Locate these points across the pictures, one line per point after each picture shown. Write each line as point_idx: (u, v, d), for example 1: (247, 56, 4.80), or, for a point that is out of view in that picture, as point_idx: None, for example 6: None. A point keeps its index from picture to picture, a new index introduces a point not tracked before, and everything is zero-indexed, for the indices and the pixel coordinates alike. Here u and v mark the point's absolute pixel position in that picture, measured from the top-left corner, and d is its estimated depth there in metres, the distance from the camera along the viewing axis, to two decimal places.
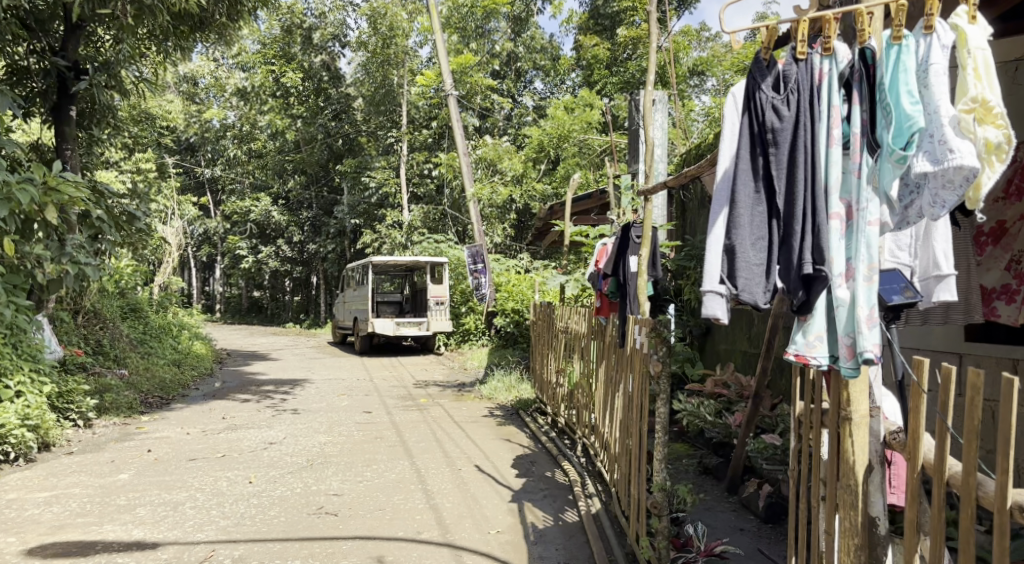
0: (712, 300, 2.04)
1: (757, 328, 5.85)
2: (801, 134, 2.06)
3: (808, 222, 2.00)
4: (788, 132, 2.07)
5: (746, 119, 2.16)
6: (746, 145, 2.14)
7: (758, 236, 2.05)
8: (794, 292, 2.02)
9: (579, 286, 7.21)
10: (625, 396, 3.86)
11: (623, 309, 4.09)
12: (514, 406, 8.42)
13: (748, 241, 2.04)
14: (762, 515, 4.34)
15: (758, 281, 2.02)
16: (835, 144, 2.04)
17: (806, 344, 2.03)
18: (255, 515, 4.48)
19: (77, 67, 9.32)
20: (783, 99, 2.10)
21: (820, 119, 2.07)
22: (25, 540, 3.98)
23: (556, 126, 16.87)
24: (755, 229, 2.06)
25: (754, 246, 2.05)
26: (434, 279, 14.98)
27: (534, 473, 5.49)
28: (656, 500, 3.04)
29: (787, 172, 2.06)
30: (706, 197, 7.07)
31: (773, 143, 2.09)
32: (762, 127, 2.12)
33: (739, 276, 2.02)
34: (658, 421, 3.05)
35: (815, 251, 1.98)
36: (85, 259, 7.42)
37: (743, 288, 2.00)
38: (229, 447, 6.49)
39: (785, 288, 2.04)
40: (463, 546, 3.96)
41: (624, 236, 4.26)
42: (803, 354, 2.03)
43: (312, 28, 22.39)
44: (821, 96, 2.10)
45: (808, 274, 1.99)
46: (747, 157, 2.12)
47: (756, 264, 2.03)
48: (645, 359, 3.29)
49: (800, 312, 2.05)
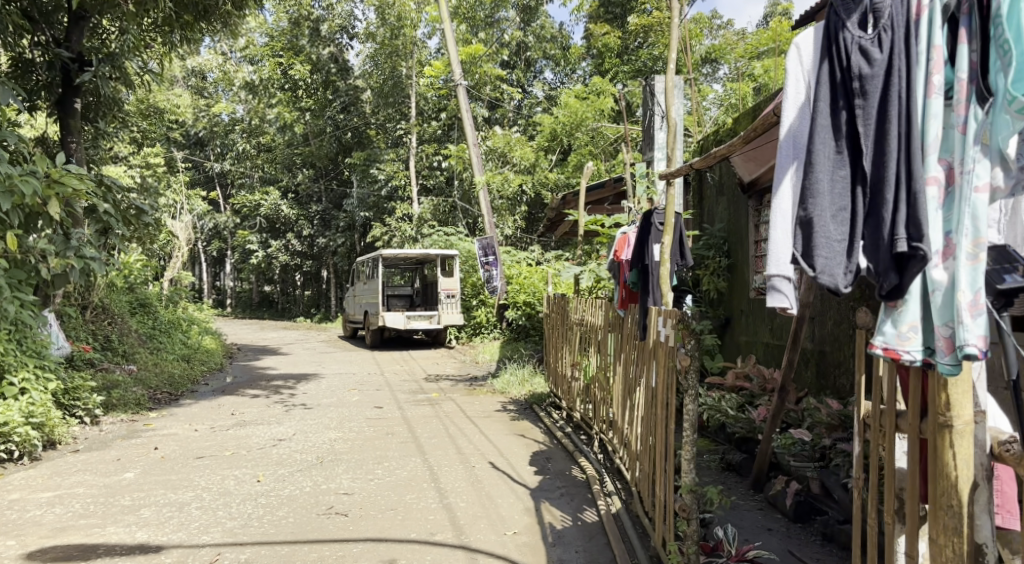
0: (780, 285, 1.99)
1: (780, 319, 5.61)
2: (894, 80, 1.83)
3: (900, 187, 1.78)
4: (879, 80, 1.85)
5: (826, 66, 1.96)
6: (828, 96, 1.94)
7: (840, 206, 1.87)
8: (885, 275, 1.79)
9: (594, 277, 7.00)
10: (648, 391, 3.65)
11: (645, 299, 3.87)
12: (527, 399, 8.25)
13: (828, 213, 1.86)
14: (790, 514, 4.05)
15: (838, 260, 1.85)
16: (935, 93, 1.81)
17: (898, 336, 1.81)
18: (263, 516, 4.33)
19: (81, 58, 9.18)
20: (874, 39, 1.87)
21: (918, 64, 1.83)
22: (25, 543, 3.85)
23: (569, 114, 16.53)
24: (836, 198, 1.87)
25: (834, 219, 1.86)
26: (444, 272, 14.83)
27: (551, 470, 5.30)
28: (684, 503, 2.83)
29: (876, 128, 1.84)
30: (724, 184, 6.85)
31: (859, 95, 1.87)
32: (847, 76, 1.90)
33: (816, 255, 1.86)
34: (686, 418, 2.84)
35: (909, 224, 1.76)
36: (92, 254, 7.21)
37: (819, 269, 1.85)
38: (237, 444, 6.36)
39: (872, 269, 1.83)
40: (479, 548, 3.79)
41: (646, 223, 4.03)
42: (894, 348, 1.81)
43: (320, 20, 22.04)
44: (922, 32, 1.85)
45: (902, 253, 1.75)
46: (828, 112, 1.93)
47: (836, 240, 1.85)
48: (670, 351, 3.09)
49: (889, 297, 1.83)
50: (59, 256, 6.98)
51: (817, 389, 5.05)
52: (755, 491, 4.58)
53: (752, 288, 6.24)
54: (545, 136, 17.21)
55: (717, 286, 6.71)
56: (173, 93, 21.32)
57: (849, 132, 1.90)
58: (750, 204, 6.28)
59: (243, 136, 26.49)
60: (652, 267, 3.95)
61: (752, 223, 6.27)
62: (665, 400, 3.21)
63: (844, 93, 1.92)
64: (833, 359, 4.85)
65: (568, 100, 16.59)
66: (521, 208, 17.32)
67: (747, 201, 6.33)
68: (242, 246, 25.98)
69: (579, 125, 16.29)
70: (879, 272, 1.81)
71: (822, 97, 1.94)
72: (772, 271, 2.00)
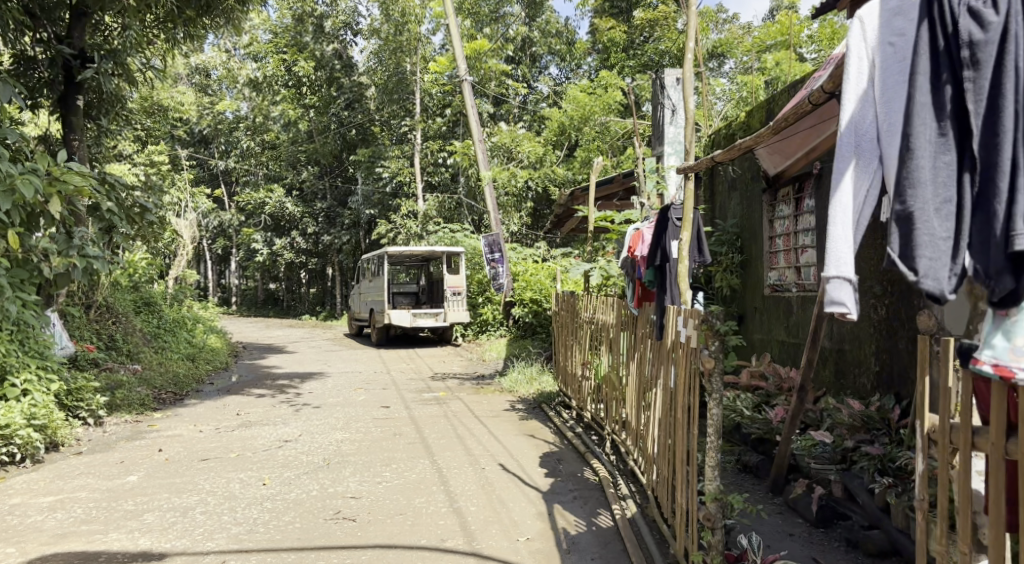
0: (837, 287, 1.83)
1: (796, 316, 5.47)
2: (1013, 47, 1.58)
3: (1018, 175, 1.56)
4: (995, 47, 1.61)
5: (925, 30, 1.72)
6: (929, 67, 1.71)
7: (943, 197, 1.65)
8: (999, 279, 1.56)
9: (604, 274, 6.86)
10: (665, 394, 3.52)
11: (663, 295, 3.74)
12: (536, 398, 8.12)
13: (930, 206, 1.64)
14: (812, 519, 3.90)
15: (943, 262, 1.63)
16: None
17: (1013, 350, 1.57)
18: (269, 521, 4.22)
19: (84, 55, 9.06)
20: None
21: None
22: (25, 551, 3.75)
23: (577, 108, 16.29)
24: (940, 188, 1.65)
25: (938, 213, 1.64)
26: (450, 270, 14.72)
27: (563, 473, 5.18)
28: (709, 512, 2.72)
29: (989, 104, 1.61)
30: (736, 179, 6.70)
31: (971, 65, 1.63)
32: (957, 44, 1.67)
33: (919, 255, 1.63)
34: (710, 423, 2.72)
35: None
36: (95, 253, 7.03)
37: (921, 273, 1.62)
38: (243, 445, 6.27)
39: (982, 273, 1.61)
40: (491, 556, 3.66)
41: (662, 219, 3.89)
42: (1007, 364, 1.57)
43: (323, 16, 22.13)
44: None
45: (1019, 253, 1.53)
46: (931, 86, 1.70)
47: (941, 237, 1.63)
48: (692, 353, 2.95)
49: (1002, 306, 1.59)
50: (61, 255, 6.89)
51: (836, 388, 4.91)
52: (774, 495, 4.43)
53: (766, 284, 6.11)
54: (553, 130, 17.06)
55: (730, 282, 6.56)
56: (177, 90, 21.26)
57: (954, 111, 1.67)
58: (765, 198, 6.13)
59: (248, 134, 26.44)
60: (669, 264, 3.80)
61: (766, 217, 6.13)
62: (686, 403, 3.08)
63: (949, 63, 1.69)
64: (853, 358, 4.71)
65: (575, 95, 16.40)
66: (527, 204, 17.29)
67: (761, 195, 6.18)
68: (247, 244, 25.90)
69: (585, 119, 16.10)
70: (990, 274, 1.59)
71: (921, 69, 1.71)
72: (830, 273, 1.85)
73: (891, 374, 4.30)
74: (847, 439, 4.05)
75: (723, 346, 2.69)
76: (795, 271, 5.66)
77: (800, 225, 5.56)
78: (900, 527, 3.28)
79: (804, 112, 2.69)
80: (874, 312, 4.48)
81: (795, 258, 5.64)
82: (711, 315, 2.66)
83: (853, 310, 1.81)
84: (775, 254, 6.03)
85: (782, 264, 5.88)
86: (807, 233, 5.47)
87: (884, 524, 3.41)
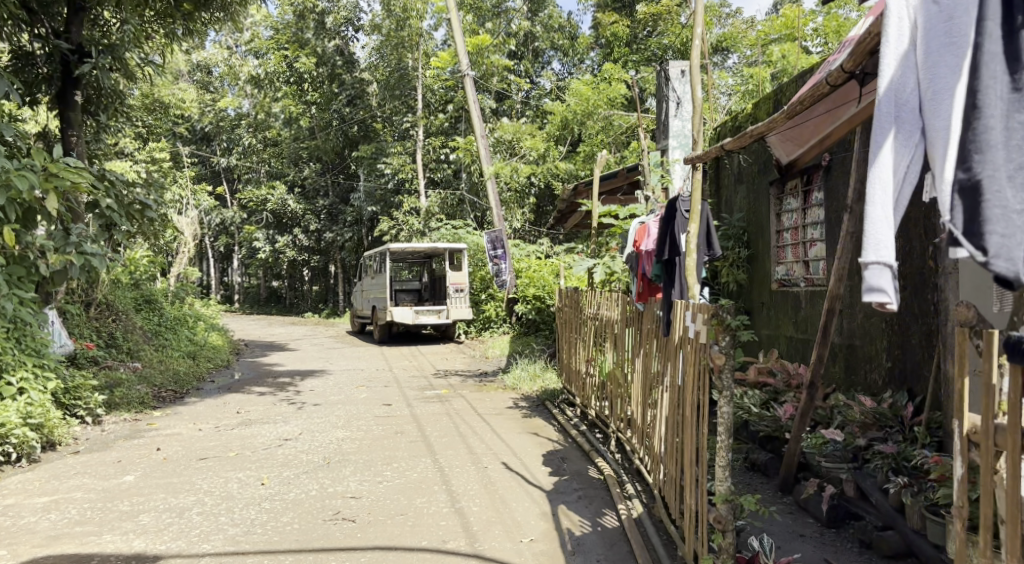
0: (879, 273, 1.75)
1: (804, 311, 5.34)
2: None
3: None
4: None
5: None
6: (995, 16, 1.72)
7: (1015, 163, 1.63)
8: None
9: (608, 269, 6.74)
10: (672, 391, 3.42)
11: (671, 290, 3.65)
12: (540, 396, 8.02)
13: (1002, 173, 1.61)
14: (823, 519, 3.80)
15: (1015, 236, 1.58)
16: None
17: None
18: (267, 522, 4.13)
19: (81, 49, 8.94)
20: None
21: None
22: (16, 553, 3.67)
23: (580, 102, 16.14)
24: (1011, 152, 1.64)
25: (1008, 182, 1.61)
26: (452, 266, 14.62)
27: (567, 471, 5.08)
28: (719, 514, 2.62)
29: None
30: (743, 171, 6.58)
31: None
32: None
33: (993, 230, 1.57)
34: (720, 421, 2.61)
35: None
36: (92, 250, 6.96)
37: (995, 254, 1.56)
38: (242, 443, 6.18)
39: None
40: (494, 558, 3.56)
41: (671, 210, 3.76)
42: None
43: (324, 12, 22.04)
44: None
45: None
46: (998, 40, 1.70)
47: (1012, 209, 1.60)
48: (700, 348, 2.83)
49: None
50: (58, 252, 6.83)
51: (846, 384, 4.78)
52: (783, 494, 4.32)
53: (773, 279, 5.99)
54: (557, 124, 16.78)
55: (737, 277, 6.44)
56: (178, 87, 21.18)
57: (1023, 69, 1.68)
58: (772, 191, 6.01)
59: (249, 130, 26.35)
60: (679, 256, 3.69)
61: (773, 211, 6.01)
62: (694, 400, 2.98)
63: (1016, 17, 1.72)
64: (864, 353, 4.58)
65: (579, 88, 16.22)
66: (530, 200, 17.20)
67: (768, 187, 6.06)
68: (249, 241, 25.82)
69: (588, 114, 15.97)
70: None
71: (989, 20, 1.71)
72: (870, 258, 1.77)
73: (903, 369, 4.17)
74: (858, 437, 3.91)
75: (733, 341, 2.58)
76: (804, 266, 5.54)
77: (808, 218, 5.45)
78: (915, 528, 3.16)
79: (820, 95, 2.61)
80: (884, 306, 4.35)
81: (803, 252, 5.52)
82: (722, 310, 2.55)
83: (895, 300, 1.74)
84: (782, 248, 5.91)
85: (789, 258, 5.77)
86: (815, 226, 5.36)
87: (898, 524, 3.28)
